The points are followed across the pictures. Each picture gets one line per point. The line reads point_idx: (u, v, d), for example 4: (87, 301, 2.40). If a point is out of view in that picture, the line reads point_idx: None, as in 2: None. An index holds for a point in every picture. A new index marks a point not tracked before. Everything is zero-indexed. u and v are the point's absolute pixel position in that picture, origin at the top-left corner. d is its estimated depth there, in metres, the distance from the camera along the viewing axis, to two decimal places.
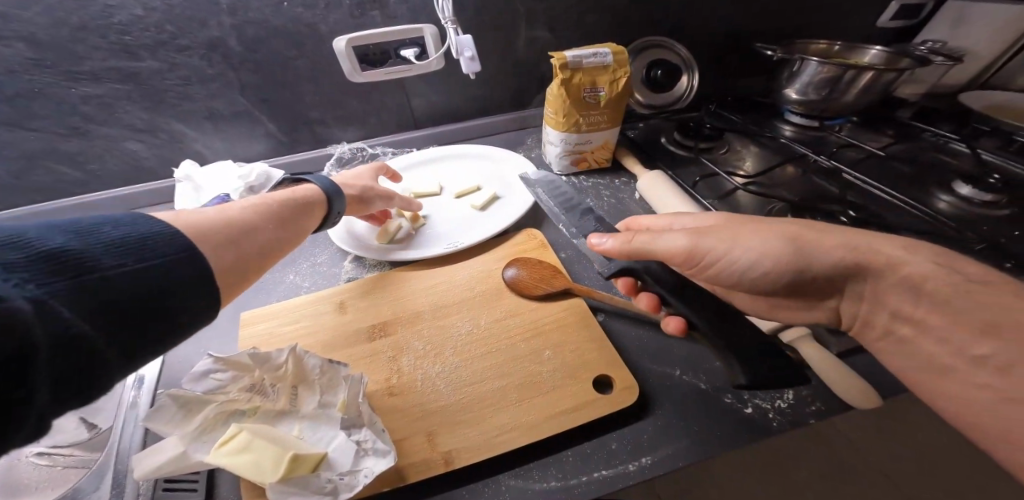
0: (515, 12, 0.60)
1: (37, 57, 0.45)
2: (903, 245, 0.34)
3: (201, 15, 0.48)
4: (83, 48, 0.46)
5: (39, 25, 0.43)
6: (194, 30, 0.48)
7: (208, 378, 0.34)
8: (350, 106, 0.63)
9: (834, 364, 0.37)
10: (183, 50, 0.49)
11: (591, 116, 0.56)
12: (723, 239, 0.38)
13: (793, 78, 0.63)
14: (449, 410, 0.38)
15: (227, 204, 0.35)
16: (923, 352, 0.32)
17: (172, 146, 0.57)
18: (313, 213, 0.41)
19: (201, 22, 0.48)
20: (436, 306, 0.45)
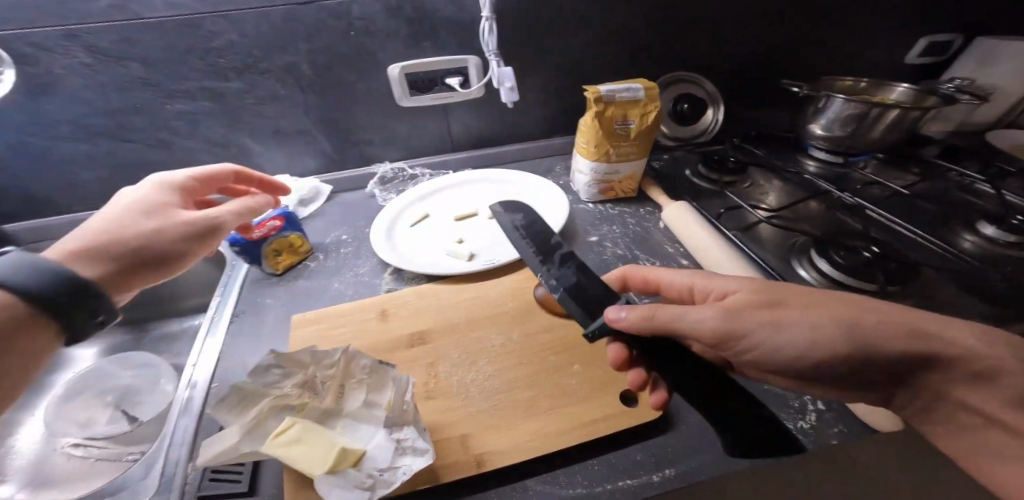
0: (553, 48, 0.65)
1: (147, 77, 0.52)
2: (982, 334, 0.32)
3: (283, 43, 0.54)
4: (183, 69, 0.52)
5: (151, 47, 0.50)
6: (275, 55, 0.55)
7: None
8: (397, 127, 0.69)
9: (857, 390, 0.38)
10: (263, 72, 0.55)
11: (621, 147, 0.59)
12: (772, 317, 0.35)
13: (819, 114, 0.65)
14: (483, 415, 0.40)
15: (169, 213, 0.39)
16: (989, 442, 0.32)
17: (239, 160, 0.63)
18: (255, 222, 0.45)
19: (281, 48, 0.54)
20: (470, 319, 0.48)
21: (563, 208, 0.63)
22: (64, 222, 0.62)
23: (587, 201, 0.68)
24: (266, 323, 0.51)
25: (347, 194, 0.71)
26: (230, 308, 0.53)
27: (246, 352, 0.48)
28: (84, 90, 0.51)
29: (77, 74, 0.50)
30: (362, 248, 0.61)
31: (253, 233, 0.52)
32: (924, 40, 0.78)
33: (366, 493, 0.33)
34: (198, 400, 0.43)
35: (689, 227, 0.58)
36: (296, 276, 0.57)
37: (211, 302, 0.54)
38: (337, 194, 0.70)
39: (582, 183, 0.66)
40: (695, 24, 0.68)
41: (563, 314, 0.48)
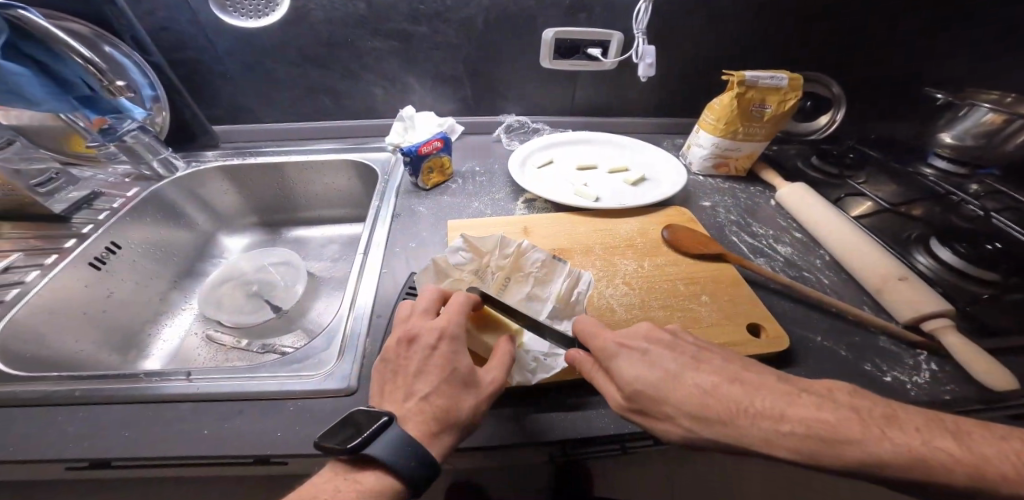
0: (692, 30, 0.71)
1: (363, 16, 0.62)
2: None
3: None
4: (393, 12, 0.62)
5: None
6: (464, 9, 0.64)
7: (458, 254, 0.47)
8: (533, 86, 0.77)
9: (976, 355, 0.42)
10: (449, 22, 0.65)
11: (751, 128, 0.64)
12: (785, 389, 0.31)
13: (951, 123, 0.68)
14: (623, 321, 0.46)
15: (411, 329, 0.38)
16: None
17: (400, 96, 0.73)
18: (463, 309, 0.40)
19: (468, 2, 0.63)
20: (605, 246, 0.54)
21: (679, 174, 0.68)
22: (254, 131, 0.75)
23: (698, 173, 0.73)
24: (420, 226, 0.60)
25: (474, 137, 0.79)
26: (389, 209, 0.62)
27: (406, 244, 0.57)
28: (315, 22, 0.62)
29: (317, 9, 0.61)
30: (495, 180, 0.69)
31: (423, 148, 0.61)
32: None
33: (534, 372, 0.40)
34: (371, 284, 0.51)
35: (811, 206, 0.61)
36: (440, 193, 0.66)
37: (371, 205, 0.63)
38: (466, 135, 0.79)
39: (698, 156, 0.71)
40: (830, 22, 0.71)
41: (691, 254, 0.53)
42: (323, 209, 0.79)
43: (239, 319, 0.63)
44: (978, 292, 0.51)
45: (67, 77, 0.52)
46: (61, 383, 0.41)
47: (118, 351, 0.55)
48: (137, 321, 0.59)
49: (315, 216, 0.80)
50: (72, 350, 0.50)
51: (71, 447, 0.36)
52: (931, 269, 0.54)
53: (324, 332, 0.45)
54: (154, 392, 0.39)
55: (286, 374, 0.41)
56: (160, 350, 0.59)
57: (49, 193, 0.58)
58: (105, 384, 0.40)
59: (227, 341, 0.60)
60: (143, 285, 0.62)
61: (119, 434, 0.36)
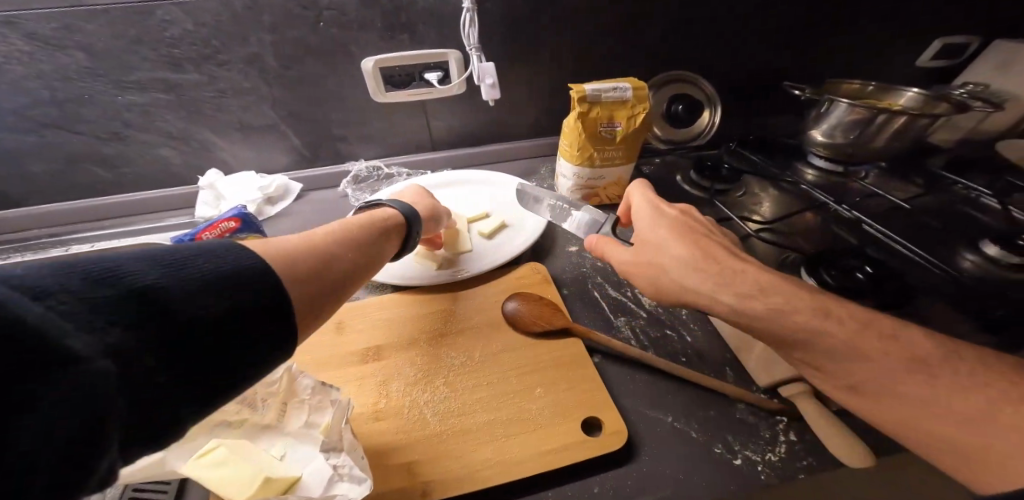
0: (539, 42, 0.62)
1: (92, 66, 0.48)
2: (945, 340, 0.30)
3: (244, 34, 0.50)
4: (140, 58, 0.49)
5: (100, 36, 0.46)
6: (236, 47, 0.51)
7: None
8: (373, 125, 0.66)
9: (833, 426, 0.36)
10: (224, 64, 0.52)
11: (606, 152, 0.56)
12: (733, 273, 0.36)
13: (819, 120, 0.62)
14: (431, 438, 0.38)
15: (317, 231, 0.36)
16: None
17: (201, 155, 0.60)
18: (390, 239, 0.43)
19: (242, 39, 0.51)
20: (433, 334, 0.46)
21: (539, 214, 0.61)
22: (19, 217, 0.59)
23: None
24: None
25: (317, 193, 0.68)
26: None
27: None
28: (29, 81, 0.48)
29: (20, 64, 0.47)
30: None
31: (202, 235, 0.49)
32: (938, 41, 0.71)
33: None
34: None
35: None
36: None
37: None
38: (308, 191, 0.68)
39: (564, 187, 0.63)
40: (693, 20, 0.63)
41: (531, 332, 0.45)
42: None
43: None
44: None
45: None
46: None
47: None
48: None
49: None
50: None
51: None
52: None
53: None
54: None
55: None
56: None
57: None
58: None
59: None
60: None
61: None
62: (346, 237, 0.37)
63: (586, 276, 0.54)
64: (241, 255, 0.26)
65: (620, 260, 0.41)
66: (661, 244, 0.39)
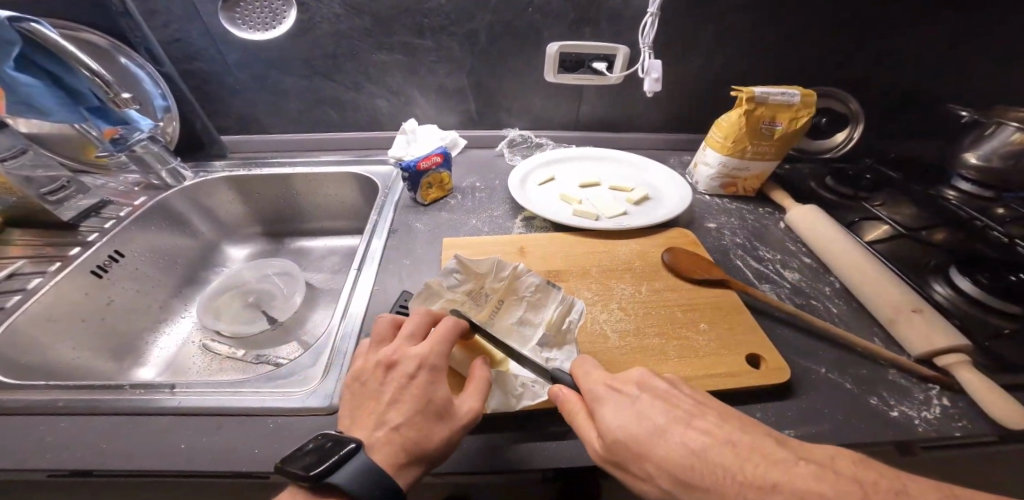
0: (700, 45, 0.70)
1: (369, 28, 0.63)
2: None
3: (476, 12, 0.63)
4: (397, 25, 0.63)
5: (382, 5, 0.61)
6: (466, 22, 0.64)
7: (453, 275, 0.47)
8: (537, 99, 0.76)
9: (995, 392, 0.38)
10: (452, 35, 0.65)
11: (759, 147, 0.62)
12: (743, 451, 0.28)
13: (976, 143, 0.64)
14: (616, 348, 0.45)
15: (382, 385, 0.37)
16: None
17: (403, 107, 0.73)
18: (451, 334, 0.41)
19: (471, 16, 0.63)
20: (603, 269, 0.53)
21: (682, 191, 0.67)
22: (262, 142, 0.76)
23: (705, 193, 0.72)
24: (417, 241, 0.60)
25: (476, 151, 0.79)
26: (386, 225, 0.62)
27: (399, 261, 0.57)
28: (319, 36, 0.63)
29: (327, 23, 0.62)
30: (493, 197, 0.68)
31: (422, 163, 0.61)
32: None
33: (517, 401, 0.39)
34: (362, 302, 0.51)
35: (820, 228, 0.59)
36: (439, 208, 0.66)
37: (370, 220, 0.63)
38: (469, 148, 0.79)
39: (704, 175, 0.70)
40: (851, 39, 0.69)
41: (691, 279, 0.51)
42: (325, 219, 0.80)
43: (235, 328, 0.64)
44: (1003, 325, 0.47)
45: (75, 87, 0.54)
46: (49, 393, 0.43)
47: (115, 357, 0.57)
48: (137, 327, 0.61)
49: (317, 227, 0.81)
50: (65, 354, 0.52)
51: (53, 456, 0.37)
52: (949, 300, 0.50)
53: (311, 348, 0.46)
54: (137, 405, 0.41)
55: (267, 390, 0.42)
56: (159, 357, 0.61)
57: (59, 202, 0.60)
58: (90, 394, 0.43)
59: (223, 351, 0.62)
60: (144, 292, 0.64)
61: (101, 446, 0.38)
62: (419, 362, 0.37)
63: (731, 248, 0.60)
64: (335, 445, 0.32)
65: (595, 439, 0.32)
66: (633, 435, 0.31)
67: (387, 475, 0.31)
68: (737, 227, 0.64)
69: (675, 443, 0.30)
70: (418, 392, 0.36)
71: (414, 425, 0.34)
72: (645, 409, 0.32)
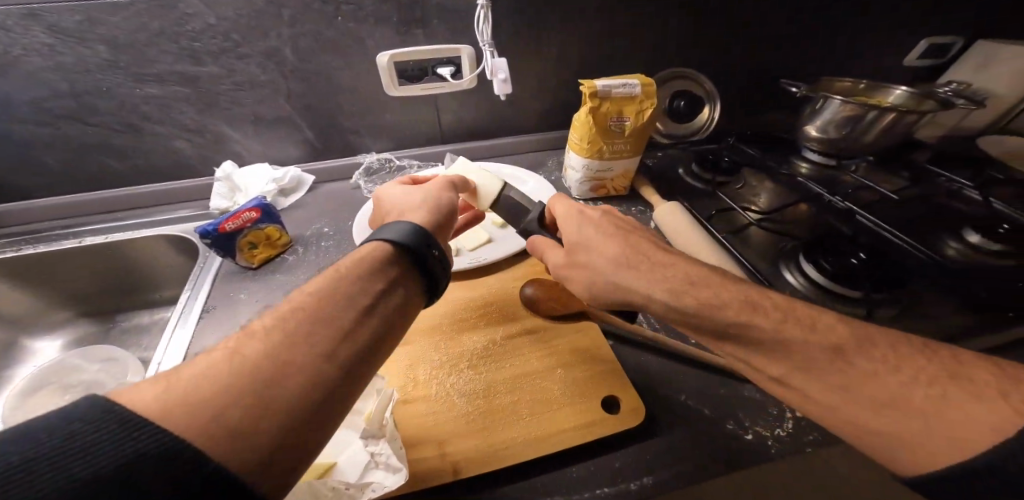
0: (547, 40, 0.64)
1: (112, 58, 0.50)
2: None
3: (264, 27, 0.52)
4: (155, 52, 0.51)
5: (123, 28, 0.48)
6: (255, 40, 0.53)
7: None
8: (385, 117, 0.66)
9: None
10: (242, 57, 0.54)
11: (615, 144, 0.59)
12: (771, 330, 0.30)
13: (813, 116, 0.65)
14: (462, 418, 0.40)
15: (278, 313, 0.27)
16: None
17: (212, 146, 0.61)
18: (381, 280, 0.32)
19: (261, 32, 0.53)
20: (454, 320, 0.49)
21: (549, 200, 0.64)
22: (35, 208, 0.60)
23: (579, 198, 0.67)
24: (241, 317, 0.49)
25: (329, 186, 0.69)
26: (202, 300, 0.51)
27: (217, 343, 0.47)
28: (44, 72, 0.50)
29: (41, 55, 0.48)
30: (342, 241, 0.60)
31: (225, 225, 0.50)
32: (924, 41, 0.76)
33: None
34: None
35: (676, 227, 0.57)
36: (271, 269, 0.55)
37: (182, 294, 0.52)
38: (321, 183, 0.68)
39: (573, 179, 0.65)
40: (694, 20, 0.67)
41: (547, 317, 0.48)
42: (154, 289, 0.65)
43: None
44: (846, 315, 0.47)
45: None
46: None
47: None
48: None
49: (145, 300, 0.65)
50: None
51: None
52: (800, 292, 0.50)
53: None
54: None
55: None
56: None
57: None
58: None
59: None
60: None
61: None
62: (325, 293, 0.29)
63: None
64: (106, 442, 0.18)
65: (554, 262, 0.42)
66: (587, 243, 0.40)
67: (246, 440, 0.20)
68: None
69: (598, 227, 0.41)
70: (333, 317, 0.27)
71: (309, 352, 0.25)
72: (600, 226, 0.41)
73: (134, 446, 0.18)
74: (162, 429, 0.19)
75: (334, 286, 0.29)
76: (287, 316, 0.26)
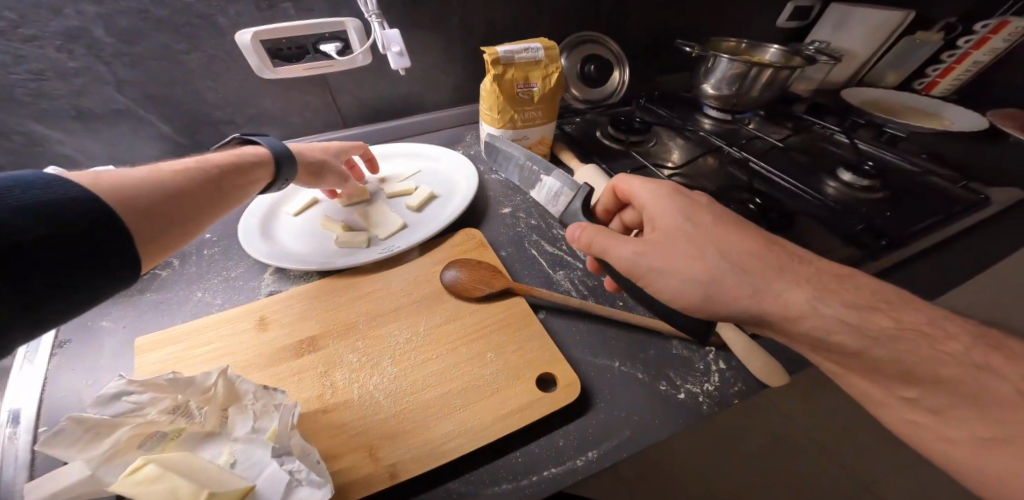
0: (438, 9, 0.59)
1: None
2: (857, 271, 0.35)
3: (56, 3, 0.42)
4: None
5: None
6: (48, 19, 0.42)
7: (121, 401, 0.32)
8: (264, 104, 0.58)
9: (752, 350, 0.41)
10: (31, 41, 0.43)
11: (525, 112, 0.57)
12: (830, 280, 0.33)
13: (709, 75, 0.69)
14: (389, 423, 0.37)
15: (161, 164, 0.36)
16: (854, 386, 0.34)
17: (30, 152, 0.50)
18: (256, 175, 0.43)
19: (56, 10, 0.42)
20: (371, 315, 0.44)
21: (468, 175, 0.60)
22: None
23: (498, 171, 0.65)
24: (106, 351, 0.41)
25: None
26: (49, 337, 0.42)
27: (79, 383, 0.39)
28: None
29: None
30: (232, 247, 0.52)
31: None
32: (790, 4, 0.82)
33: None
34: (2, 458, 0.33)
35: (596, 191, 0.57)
36: (142, 288, 0.47)
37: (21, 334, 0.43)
38: None
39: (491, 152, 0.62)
40: None
41: (473, 298, 0.46)
42: None
43: None
44: None
45: None
46: None
47: None
48: None
49: None
50: None
51: None
52: None
53: None
54: None
55: None
56: None
57: None
58: None
59: None
60: None
61: None
62: (208, 167, 0.39)
63: (527, 237, 0.55)
64: (44, 194, 0.27)
65: (626, 256, 0.37)
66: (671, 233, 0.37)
67: (110, 226, 0.29)
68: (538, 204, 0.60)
69: (682, 214, 0.38)
70: (211, 181, 0.38)
71: (190, 199, 0.36)
72: (680, 215, 0.38)
73: (76, 207, 0.27)
74: (93, 202, 0.28)
75: (205, 161, 0.39)
76: (176, 169, 0.36)
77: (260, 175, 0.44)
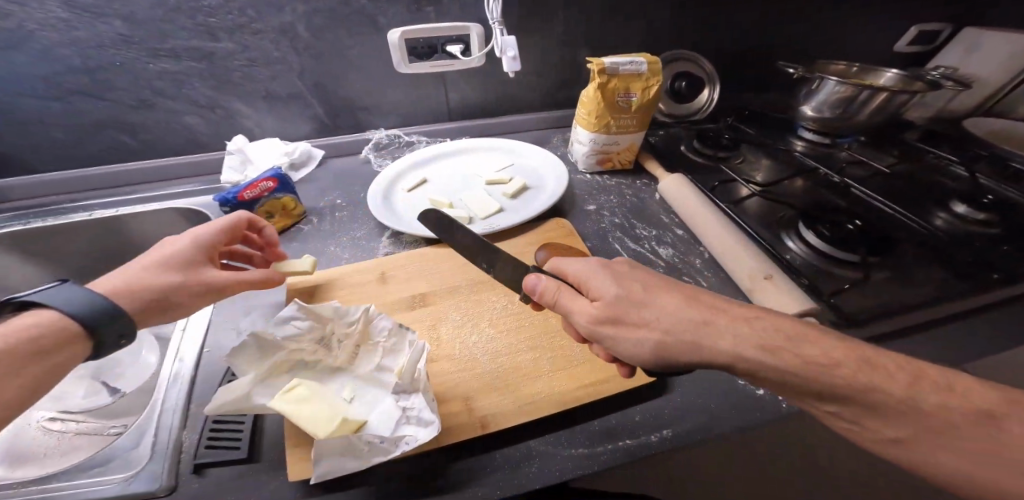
0: (555, 19, 0.66)
1: (129, 33, 0.52)
2: None
3: (279, 3, 0.53)
4: (173, 27, 0.53)
5: (141, 6, 0.50)
6: (269, 15, 0.54)
7: (289, 324, 0.40)
8: (395, 95, 0.67)
9: None
10: (256, 33, 0.55)
11: (622, 119, 0.61)
12: None
13: (810, 96, 0.68)
14: (485, 375, 0.42)
15: None
16: None
17: (224, 122, 0.63)
18: (55, 356, 0.28)
19: (278, 8, 0.54)
20: (472, 283, 0.50)
21: (558, 174, 0.65)
22: (44, 182, 0.60)
23: (584, 171, 0.69)
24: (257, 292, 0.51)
25: (338, 160, 0.69)
26: None
27: (241, 312, 0.48)
28: (63, 47, 0.51)
29: (57, 31, 0.50)
30: (356, 212, 0.61)
31: (244, 193, 0.51)
32: (913, 29, 0.79)
33: (363, 460, 0.32)
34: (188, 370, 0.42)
35: (682, 198, 0.59)
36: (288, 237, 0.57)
37: None
38: (330, 158, 0.68)
39: (580, 153, 0.67)
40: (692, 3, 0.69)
41: None
42: None
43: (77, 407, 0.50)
44: (845, 277, 0.49)
45: None
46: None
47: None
48: None
49: None
50: None
51: None
52: (801, 258, 0.52)
53: (134, 426, 0.37)
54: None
55: (81, 482, 0.33)
56: None
57: None
58: None
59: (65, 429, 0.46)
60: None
61: None
62: None
63: (611, 232, 0.58)
64: None
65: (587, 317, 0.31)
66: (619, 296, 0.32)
67: None
68: (622, 204, 0.63)
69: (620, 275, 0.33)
70: None
71: None
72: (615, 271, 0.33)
73: None
74: None
75: None
76: None
77: (49, 350, 0.28)
